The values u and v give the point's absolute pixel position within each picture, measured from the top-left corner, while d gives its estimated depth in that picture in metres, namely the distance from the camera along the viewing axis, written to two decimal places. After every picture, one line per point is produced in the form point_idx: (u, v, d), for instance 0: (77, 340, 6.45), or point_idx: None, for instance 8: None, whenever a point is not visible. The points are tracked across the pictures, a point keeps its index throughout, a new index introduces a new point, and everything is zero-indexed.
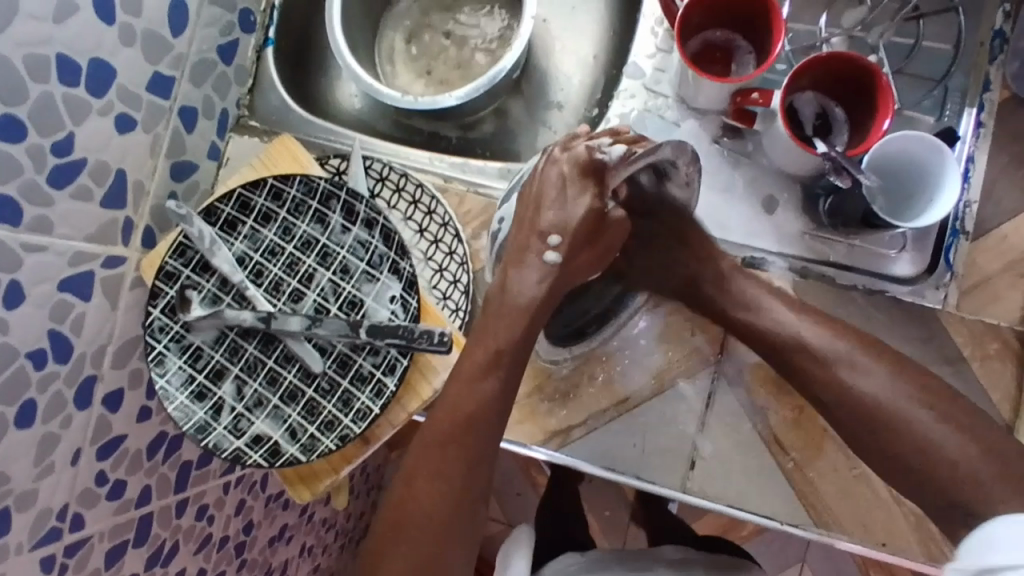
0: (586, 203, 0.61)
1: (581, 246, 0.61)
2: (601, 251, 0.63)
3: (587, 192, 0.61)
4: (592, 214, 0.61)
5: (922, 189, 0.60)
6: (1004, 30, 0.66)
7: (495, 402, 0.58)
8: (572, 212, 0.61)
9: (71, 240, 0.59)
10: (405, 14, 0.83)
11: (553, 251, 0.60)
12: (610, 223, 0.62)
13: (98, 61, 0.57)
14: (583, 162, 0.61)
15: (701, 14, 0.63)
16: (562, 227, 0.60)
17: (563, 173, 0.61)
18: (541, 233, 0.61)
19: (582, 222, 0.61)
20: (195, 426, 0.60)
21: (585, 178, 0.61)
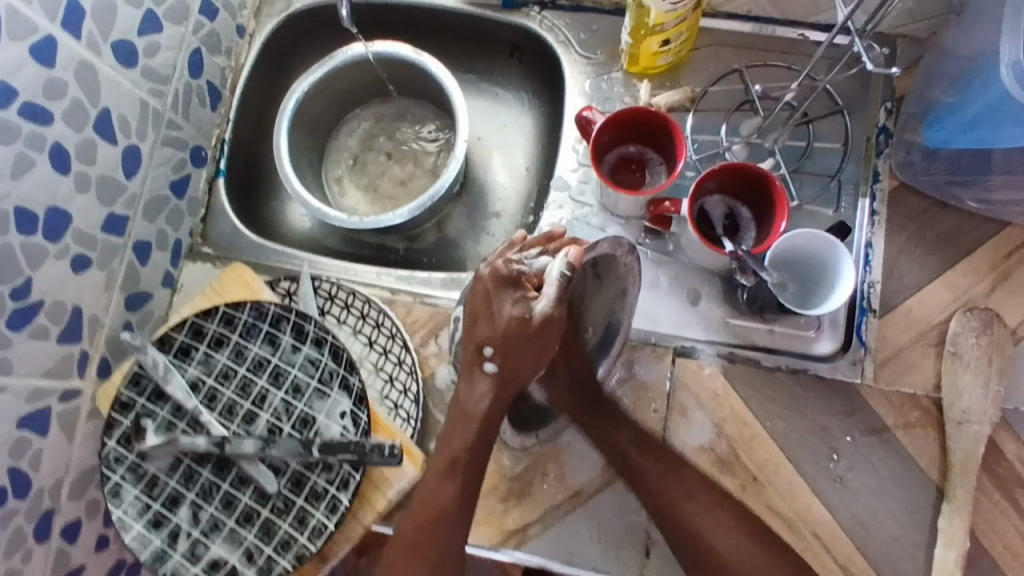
0: (510, 311, 0.58)
1: (516, 350, 0.59)
2: (541, 351, 0.59)
3: (511, 301, 0.58)
4: (518, 320, 0.58)
5: (827, 281, 0.66)
6: (887, 127, 0.74)
7: (456, 509, 0.60)
8: (499, 323, 0.58)
9: (27, 378, 0.61)
10: (348, 139, 0.90)
11: (492, 364, 0.60)
12: (537, 324, 0.58)
13: (54, 208, 0.61)
14: (502, 275, 0.59)
15: (612, 134, 0.70)
16: (493, 341, 0.59)
17: (485, 286, 0.59)
18: (478, 345, 0.60)
19: (511, 328, 0.58)
20: (152, 555, 0.61)
21: (509, 288, 0.59)
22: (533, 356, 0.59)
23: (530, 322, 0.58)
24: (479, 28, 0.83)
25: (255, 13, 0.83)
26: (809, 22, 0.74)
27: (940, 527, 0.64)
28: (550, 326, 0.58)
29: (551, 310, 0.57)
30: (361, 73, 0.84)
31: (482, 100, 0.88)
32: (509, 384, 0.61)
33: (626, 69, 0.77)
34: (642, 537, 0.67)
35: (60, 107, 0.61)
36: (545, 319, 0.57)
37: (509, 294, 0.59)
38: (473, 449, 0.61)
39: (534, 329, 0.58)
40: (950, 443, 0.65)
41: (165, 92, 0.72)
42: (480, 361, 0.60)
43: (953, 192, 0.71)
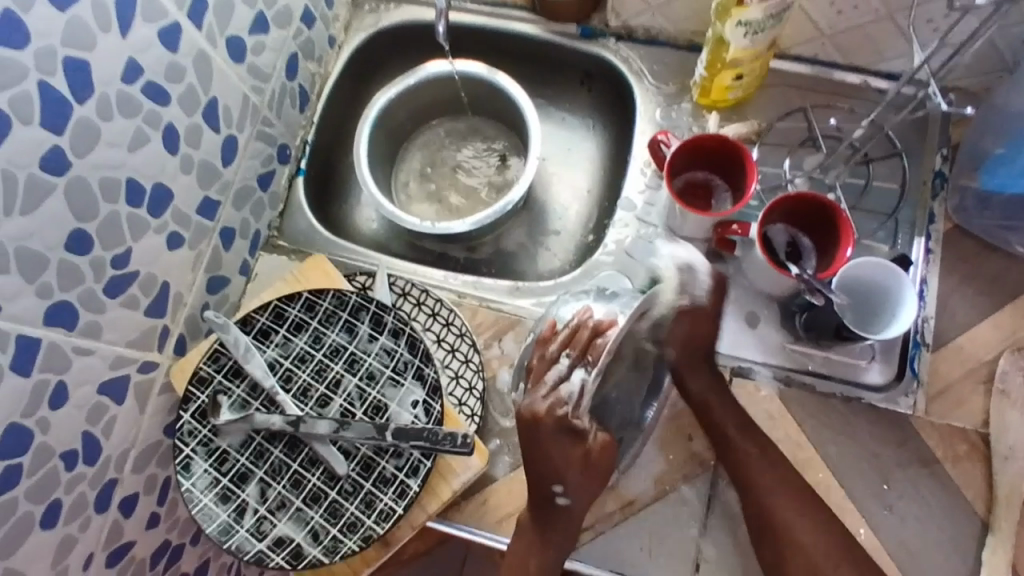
0: (571, 454, 0.64)
1: (584, 484, 0.65)
2: (604, 471, 0.65)
3: (572, 442, 0.65)
4: (579, 460, 0.64)
5: (887, 310, 0.69)
6: (943, 172, 0.77)
7: None
8: (565, 458, 0.64)
9: (114, 345, 0.63)
10: (418, 151, 0.94)
11: (563, 497, 0.65)
12: (596, 454, 0.65)
13: (159, 185, 0.65)
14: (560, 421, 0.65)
15: (686, 159, 0.74)
16: (559, 477, 0.65)
17: (544, 430, 0.64)
18: (548, 483, 0.66)
19: (577, 468, 0.65)
20: (219, 528, 0.62)
21: (566, 433, 0.65)
22: (598, 477, 0.65)
23: (585, 454, 0.65)
24: (555, 55, 0.88)
25: (346, 26, 0.89)
26: (872, 70, 0.78)
27: (984, 558, 0.66)
28: (607, 454, 0.65)
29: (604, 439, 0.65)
30: (442, 89, 0.89)
31: (549, 124, 0.93)
32: (579, 513, 0.66)
33: (696, 102, 0.81)
34: (692, 551, 0.68)
35: (177, 89, 0.64)
36: (603, 447, 0.65)
37: (569, 438, 0.65)
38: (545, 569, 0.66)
39: (593, 458, 0.65)
40: (996, 476, 0.67)
41: (264, 89, 0.76)
42: (552, 498, 0.65)
43: (1003, 236, 0.74)
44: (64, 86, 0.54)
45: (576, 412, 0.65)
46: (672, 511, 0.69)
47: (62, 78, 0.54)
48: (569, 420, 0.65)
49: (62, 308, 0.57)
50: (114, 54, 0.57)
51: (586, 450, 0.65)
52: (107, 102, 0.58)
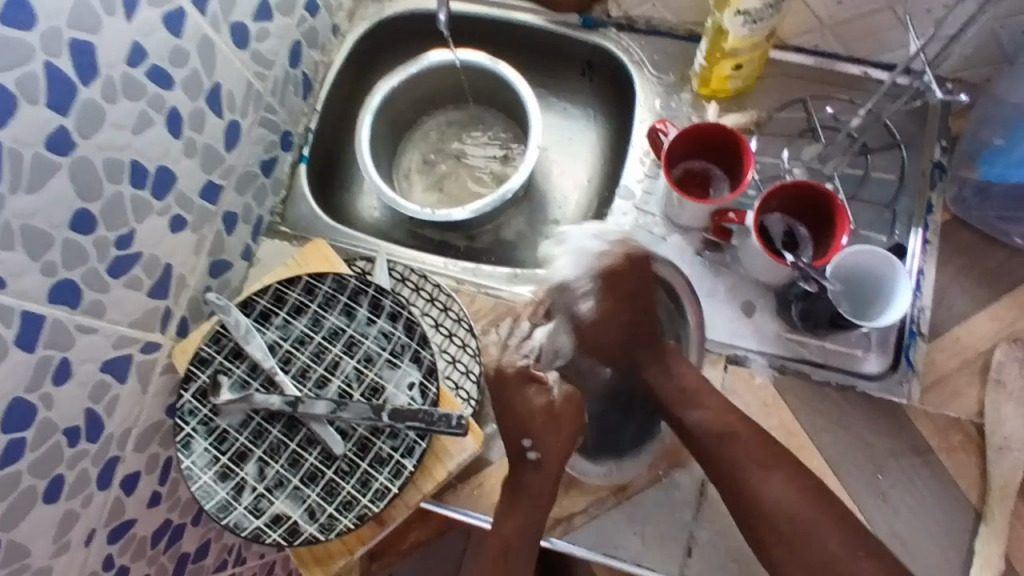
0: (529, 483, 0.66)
1: (531, 511, 0.66)
2: (574, 426, 0.69)
3: (535, 390, 0.70)
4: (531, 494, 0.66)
5: (883, 300, 0.69)
6: (942, 163, 0.77)
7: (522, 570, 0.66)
8: (529, 409, 0.69)
9: (117, 324, 0.64)
10: (421, 140, 0.95)
11: (533, 451, 0.67)
12: (541, 489, 0.66)
13: (163, 168, 0.66)
14: (517, 467, 0.67)
15: (684, 148, 0.75)
16: (525, 428, 0.68)
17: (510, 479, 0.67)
18: (519, 438, 0.68)
19: (528, 507, 0.65)
20: (217, 505, 0.64)
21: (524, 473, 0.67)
22: (543, 505, 0.66)
23: (548, 404, 0.69)
24: (556, 45, 0.89)
25: (349, 15, 0.89)
26: (872, 61, 0.79)
27: (976, 548, 0.66)
28: (571, 404, 0.70)
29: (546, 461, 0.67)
30: (444, 79, 0.90)
31: (550, 114, 0.94)
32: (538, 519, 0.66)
33: (695, 92, 0.81)
34: (684, 536, 0.68)
35: (181, 74, 0.65)
36: (565, 398, 0.70)
37: (533, 385, 0.70)
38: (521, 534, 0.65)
39: (557, 411, 0.69)
40: (990, 466, 0.67)
41: (268, 76, 0.77)
42: (523, 454, 0.67)
43: (1003, 229, 0.75)
44: (69, 68, 0.55)
45: (536, 363, 0.72)
46: (665, 497, 0.70)
47: (68, 60, 0.55)
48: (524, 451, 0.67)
49: (66, 286, 0.58)
50: (119, 37, 0.59)
51: (551, 404, 0.69)
52: (112, 84, 0.59)
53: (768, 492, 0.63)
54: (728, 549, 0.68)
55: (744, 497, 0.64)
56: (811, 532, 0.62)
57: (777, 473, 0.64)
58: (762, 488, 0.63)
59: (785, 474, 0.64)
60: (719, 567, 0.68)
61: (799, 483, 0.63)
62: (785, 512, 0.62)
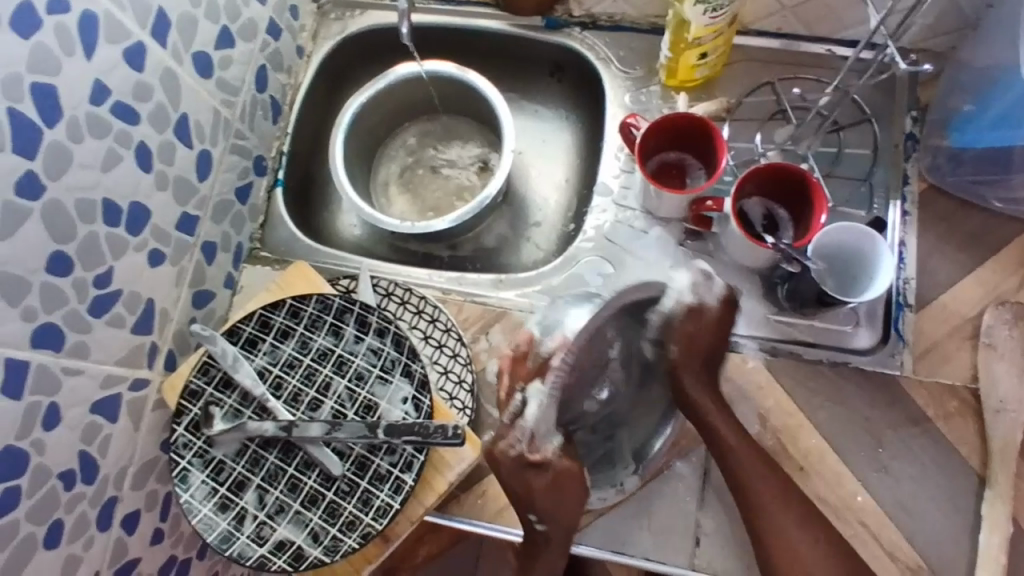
0: (536, 481, 0.66)
1: (552, 514, 0.66)
2: (576, 495, 0.66)
3: (533, 473, 0.67)
4: (547, 488, 0.66)
5: (866, 275, 0.69)
6: (914, 133, 0.78)
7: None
8: (530, 489, 0.67)
9: (103, 364, 0.64)
10: (397, 153, 0.94)
11: (539, 524, 0.66)
12: (558, 481, 0.66)
13: (136, 204, 0.65)
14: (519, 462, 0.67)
15: (656, 141, 0.75)
16: (529, 504, 0.67)
17: (505, 466, 0.67)
18: (524, 511, 0.68)
19: (541, 499, 0.66)
20: (220, 536, 0.63)
21: (529, 471, 0.67)
22: (571, 504, 0.66)
23: (548, 483, 0.66)
24: (522, 48, 0.89)
25: (313, 35, 0.90)
26: (835, 38, 0.79)
27: (983, 512, 0.66)
28: (570, 479, 0.66)
29: (567, 464, 0.67)
30: (414, 91, 0.90)
31: (523, 117, 0.94)
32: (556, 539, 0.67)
33: (663, 84, 0.82)
34: (692, 526, 0.68)
35: (146, 109, 0.65)
36: (565, 471, 0.67)
37: (530, 470, 0.67)
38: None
39: (559, 481, 0.66)
40: (989, 430, 0.68)
41: (235, 102, 0.77)
42: (529, 525, 0.67)
43: (979, 192, 0.75)
44: (33, 112, 0.55)
45: (531, 446, 0.67)
46: (670, 489, 0.69)
47: (31, 104, 0.54)
48: (525, 455, 0.67)
49: (47, 330, 0.58)
50: (80, 77, 0.58)
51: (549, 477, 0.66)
52: (77, 124, 0.58)
53: (785, 530, 0.64)
54: (738, 536, 0.68)
55: (755, 516, 0.65)
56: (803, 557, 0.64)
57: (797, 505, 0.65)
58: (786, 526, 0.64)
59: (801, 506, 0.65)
60: (730, 553, 0.67)
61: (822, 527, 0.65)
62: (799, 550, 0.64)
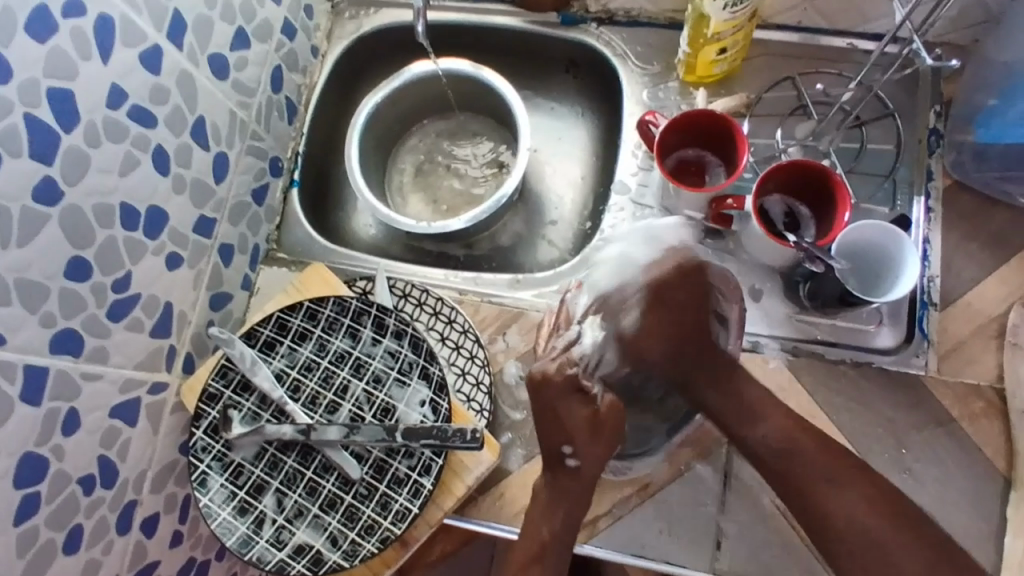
0: (580, 410, 0.67)
1: (591, 444, 0.66)
2: (614, 430, 0.67)
3: (579, 400, 0.68)
4: (589, 417, 0.67)
5: (890, 274, 0.68)
6: (938, 129, 0.76)
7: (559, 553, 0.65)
8: (570, 418, 0.67)
9: (122, 368, 0.64)
10: (411, 151, 0.94)
11: (572, 457, 0.65)
12: (603, 413, 0.67)
13: (154, 208, 0.65)
14: (569, 382, 0.68)
15: (676, 137, 0.74)
16: (568, 436, 0.66)
17: (552, 386, 0.67)
18: (557, 442, 0.66)
19: (582, 426, 0.66)
20: (239, 540, 0.63)
21: (575, 394, 0.68)
22: (607, 440, 0.66)
23: (591, 413, 0.67)
24: (538, 45, 0.88)
25: (328, 35, 0.89)
26: (856, 32, 0.78)
27: (1008, 516, 0.65)
28: (615, 413, 0.68)
29: (610, 398, 0.69)
30: (429, 89, 0.89)
31: (539, 115, 0.93)
32: (589, 477, 0.66)
33: (682, 80, 0.81)
34: (711, 529, 0.68)
35: (162, 112, 0.65)
36: (610, 406, 0.68)
37: (577, 396, 0.68)
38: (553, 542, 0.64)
39: (601, 416, 0.67)
40: (1015, 431, 0.66)
41: (251, 104, 0.77)
42: (561, 458, 0.66)
43: (1005, 188, 0.73)
44: (50, 117, 0.55)
45: (584, 371, 0.70)
46: (688, 492, 0.69)
47: (47, 110, 0.54)
48: (577, 378, 0.69)
49: (67, 336, 0.58)
50: (97, 81, 0.58)
51: (594, 410, 0.67)
52: (94, 129, 0.58)
53: (838, 508, 0.60)
54: (758, 539, 0.67)
55: (809, 506, 0.62)
56: (879, 547, 0.58)
57: (850, 490, 0.60)
58: (840, 504, 0.60)
59: (862, 493, 0.60)
60: (750, 556, 0.67)
61: (884, 498, 0.60)
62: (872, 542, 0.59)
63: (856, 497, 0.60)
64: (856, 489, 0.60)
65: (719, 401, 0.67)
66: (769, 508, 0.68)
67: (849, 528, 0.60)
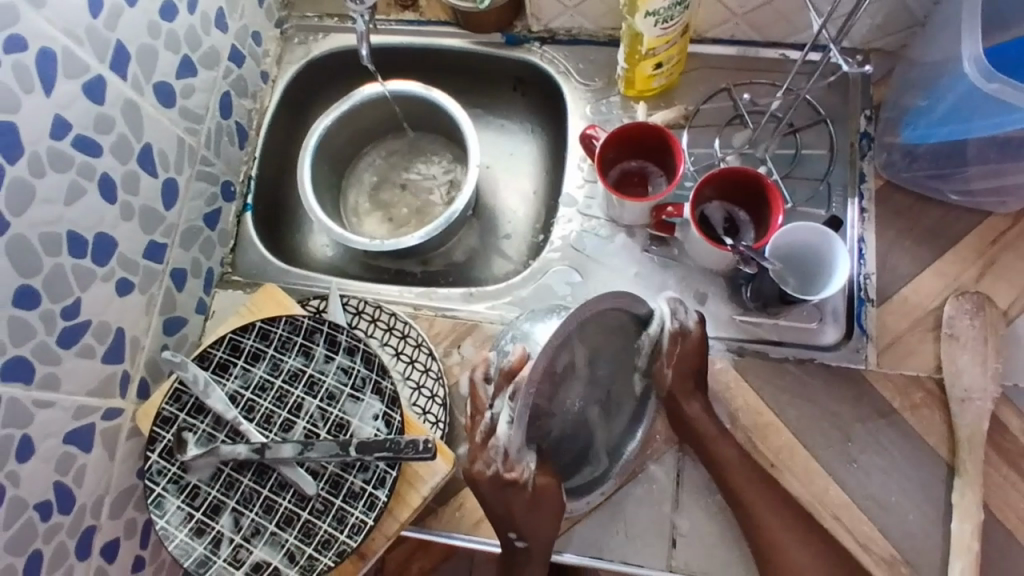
0: (513, 495, 0.61)
1: (528, 522, 0.64)
2: (552, 509, 0.63)
3: (512, 491, 0.61)
4: (526, 503, 0.62)
5: (825, 272, 0.71)
6: (868, 132, 0.80)
7: None
8: (512, 508, 0.63)
9: (75, 395, 0.64)
10: (366, 172, 0.95)
11: (519, 540, 0.65)
12: (536, 494, 0.62)
13: (102, 235, 0.66)
14: (499, 479, 0.61)
15: (615, 151, 0.76)
16: (512, 525, 0.64)
17: (483, 486, 0.62)
18: (504, 529, 0.66)
19: (516, 507, 0.62)
20: (196, 561, 0.63)
21: (504, 486, 0.61)
22: (546, 518, 0.64)
23: (528, 498, 0.62)
24: (485, 65, 0.90)
25: (278, 61, 0.91)
26: (787, 43, 0.81)
27: (955, 502, 0.67)
28: (550, 493, 0.62)
29: (542, 476, 0.62)
30: (379, 111, 0.91)
31: (489, 132, 0.95)
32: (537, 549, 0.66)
33: (623, 94, 0.83)
34: (669, 527, 0.69)
35: (108, 141, 0.66)
36: (542, 487, 0.62)
37: (509, 489, 0.61)
38: None
39: (538, 499, 0.62)
40: (955, 419, 0.69)
41: (200, 130, 0.78)
42: (510, 542, 0.66)
43: (935, 186, 0.76)
44: None
45: (507, 464, 0.60)
46: (645, 492, 0.70)
47: None
48: (502, 475, 0.60)
49: (16, 363, 0.58)
50: (39, 113, 0.59)
51: (529, 493, 0.62)
52: (38, 159, 0.59)
53: (785, 550, 0.65)
54: (715, 536, 0.68)
55: (761, 551, 0.65)
56: None
57: (792, 531, 0.65)
58: (782, 549, 0.65)
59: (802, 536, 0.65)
60: (707, 553, 0.68)
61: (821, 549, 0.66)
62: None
63: (799, 538, 0.65)
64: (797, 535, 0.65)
65: (700, 417, 0.68)
66: (722, 504, 0.69)
67: (798, 574, 0.65)
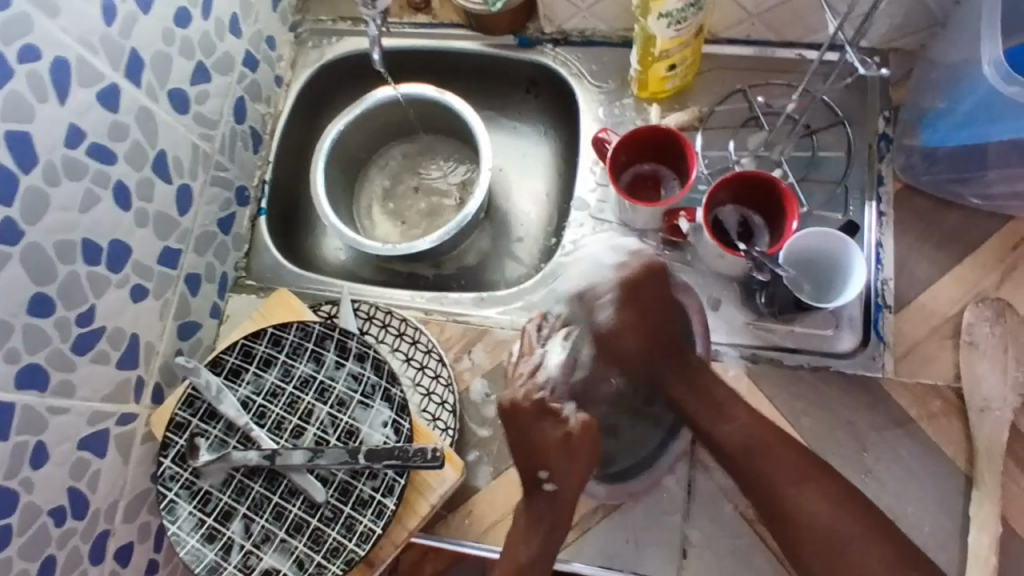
0: (551, 432, 0.66)
1: (563, 467, 0.65)
2: (589, 452, 0.66)
3: (549, 424, 0.67)
4: (561, 438, 0.66)
5: (841, 280, 0.70)
6: (887, 135, 0.78)
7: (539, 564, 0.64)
8: (546, 442, 0.66)
9: (90, 400, 0.65)
10: (379, 175, 0.95)
11: (548, 482, 0.65)
12: (579, 434, 0.66)
13: (117, 241, 0.67)
14: (536, 408, 0.67)
15: (628, 154, 0.75)
16: (542, 461, 0.65)
17: (524, 414, 0.67)
18: (533, 469, 0.66)
19: (553, 444, 0.65)
20: (207, 567, 0.64)
21: (545, 418, 0.67)
22: (582, 462, 0.66)
23: (561, 436, 0.66)
24: (498, 67, 0.90)
25: (291, 64, 0.91)
26: (804, 43, 0.79)
27: (972, 514, 0.65)
28: (588, 434, 0.67)
29: (583, 417, 0.67)
30: (391, 114, 0.91)
31: (502, 134, 0.94)
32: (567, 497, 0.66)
33: (636, 95, 0.82)
34: (679, 537, 0.68)
35: (122, 148, 0.67)
36: (583, 427, 0.67)
37: (549, 420, 0.67)
38: (536, 558, 0.64)
39: (574, 441, 0.66)
40: (974, 430, 0.67)
41: (214, 135, 0.79)
42: (537, 485, 0.66)
43: (954, 190, 0.74)
44: (7, 158, 0.56)
45: (553, 397, 0.69)
46: (654, 502, 0.69)
47: (5, 151, 0.56)
48: (545, 402, 0.68)
49: (31, 371, 0.59)
50: (54, 122, 0.60)
51: (567, 433, 0.66)
52: (53, 168, 0.60)
53: (801, 504, 0.63)
54: (726, 546, 0.68)
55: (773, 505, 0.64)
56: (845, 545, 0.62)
57: (814, 487, 0.63)
58: (798, 501, 0.63)
59: (821, 490, 0.63)
60: (717, 564, 0.67)
61: (841, 501, 0.63)
62: (830, 528, 0.62)
63: (815, 491, 0.63)
64: (812, 487, 0.63)
65: (688, 398, 0.69)
66: (733, 514, 0.69)
67: (817, 527, 0.62)
